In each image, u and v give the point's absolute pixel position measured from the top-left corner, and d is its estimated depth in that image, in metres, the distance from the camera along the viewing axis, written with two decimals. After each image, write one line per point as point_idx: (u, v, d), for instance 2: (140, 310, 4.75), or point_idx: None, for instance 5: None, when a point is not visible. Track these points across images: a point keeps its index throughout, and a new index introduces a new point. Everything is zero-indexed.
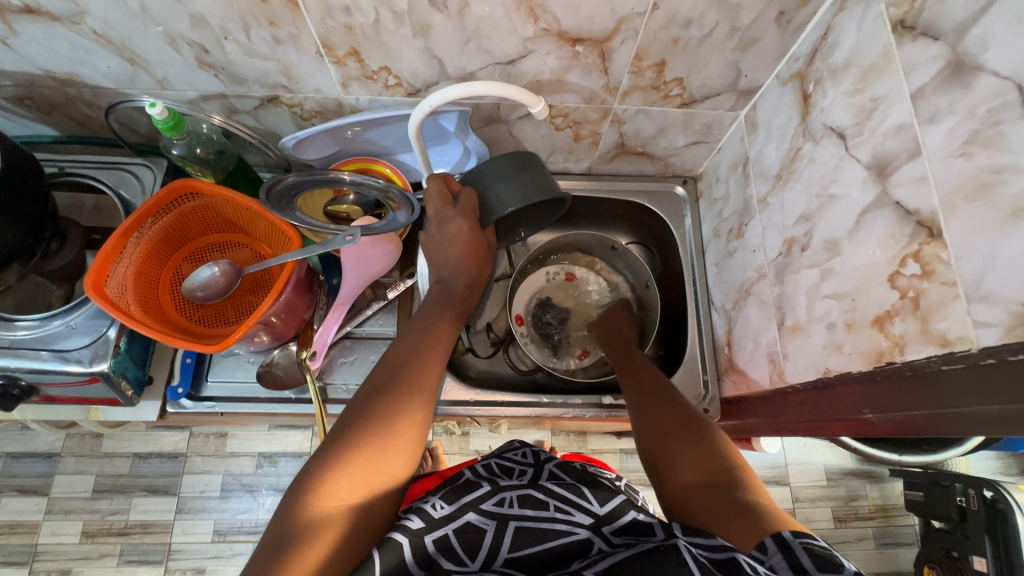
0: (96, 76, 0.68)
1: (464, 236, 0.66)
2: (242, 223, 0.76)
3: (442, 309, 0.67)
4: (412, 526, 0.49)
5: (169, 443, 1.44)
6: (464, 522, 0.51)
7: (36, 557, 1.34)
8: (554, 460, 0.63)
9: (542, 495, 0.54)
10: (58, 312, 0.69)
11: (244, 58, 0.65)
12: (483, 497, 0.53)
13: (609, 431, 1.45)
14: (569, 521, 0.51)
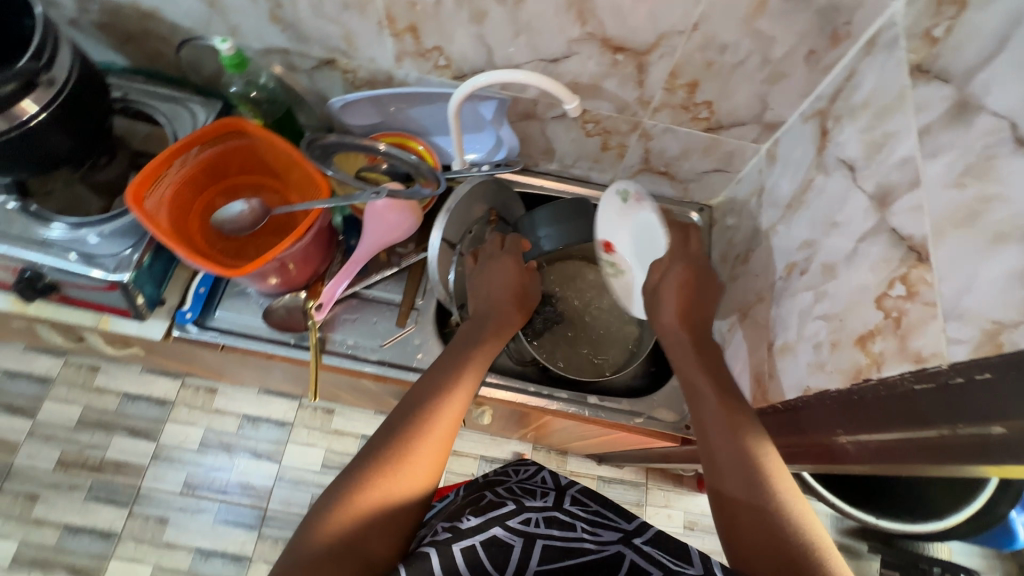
0: (175, 14, 0.74)
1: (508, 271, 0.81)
2: (278, 170, 0.80)
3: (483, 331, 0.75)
4: (444, 537, 0.54)
5: (160, 388, 1.46)
6: (492, 535, 0.56)
7: (8, 476, 1.36)
8: (574, 487, 0.70)
9: (566, 518, 0.61)
10: (90, 223, 0.74)
11: (311, 17, 0.71)
12: (509, 515, 0.59)
13: (591, 452, 1.45)
14: (598, 541, 0.57)
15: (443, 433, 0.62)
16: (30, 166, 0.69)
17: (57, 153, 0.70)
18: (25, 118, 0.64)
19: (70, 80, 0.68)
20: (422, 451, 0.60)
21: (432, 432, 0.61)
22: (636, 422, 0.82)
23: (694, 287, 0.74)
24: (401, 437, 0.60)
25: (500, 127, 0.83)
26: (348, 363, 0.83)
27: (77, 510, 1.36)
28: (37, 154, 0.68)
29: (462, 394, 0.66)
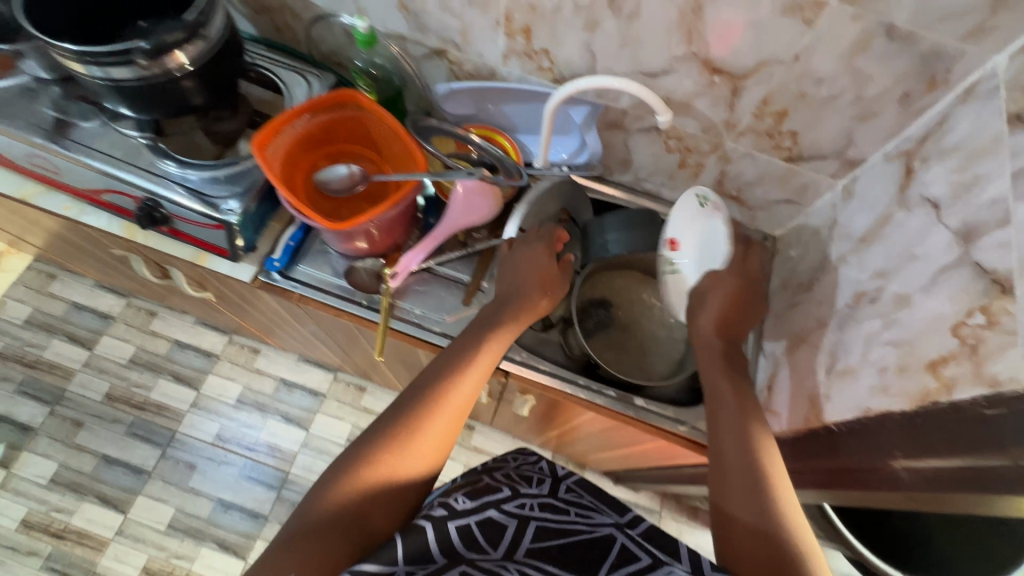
0: None
1: (527, 256, 0.81)
2: (377, 142, 0.86)
3: (498, 317, 0.77)
4: (438, 513, 0.57)
5: (208, 342, 1.75)
6: (486, 516, 0.59)
7: (60, 400, 1.65)
8: (573, 477, 0.68)
9: (561, 504, 0.62)
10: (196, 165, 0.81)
11: (435, 9, 0.78)
12: (505, 499, 0.62)
13: (611, 468, 1.47)
14: (590, 524, 0.59)
15: (449, 417, 0.65)
16: (161, 109, 0.78)
17: (184, 103, 0.78)
18: (174, 67, 0.72)
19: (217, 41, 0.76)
20: (429, 432, 0.63)
21: (438, 416, 0.64)
22: (680, 429, 0.83)
23: (730, 310, 0.75)
24: (409, 417, 0.63)
25: (587, 132, 0.87)
26: (413, 331, 0.87)
27: (120, 441, 1.62)
28: (170, 101, 0.77)
29: (474, 380, 0.69)
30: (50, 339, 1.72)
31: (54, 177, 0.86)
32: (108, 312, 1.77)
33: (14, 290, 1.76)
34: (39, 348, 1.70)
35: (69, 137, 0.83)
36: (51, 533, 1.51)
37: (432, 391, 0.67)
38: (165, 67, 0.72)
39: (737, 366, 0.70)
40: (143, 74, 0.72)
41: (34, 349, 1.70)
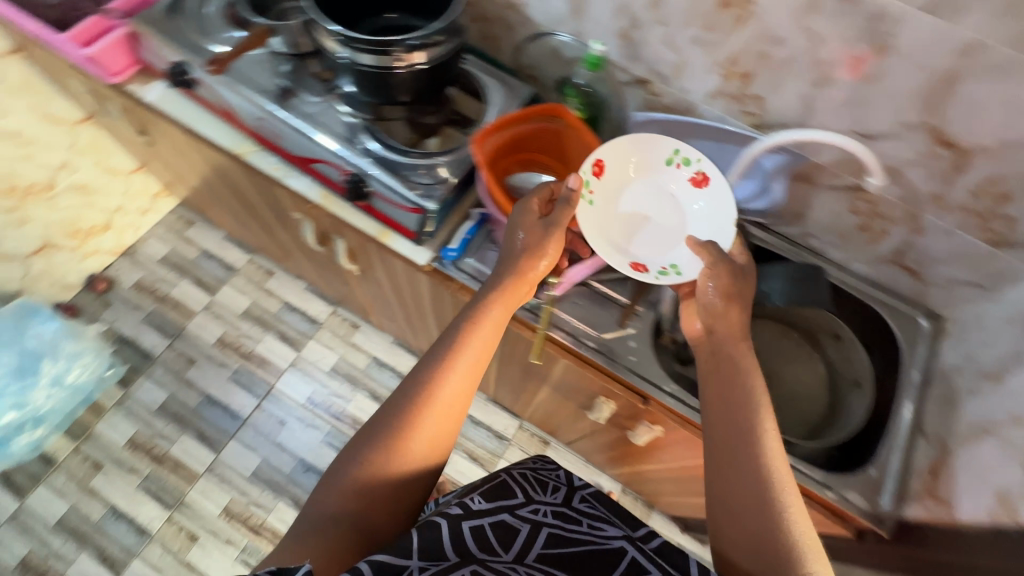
0: (536, 12, 0.89)
1: (525, 223, 0.80)
2: (569, 156, 0.89)
3: (496, 288, 0.78)
4: (454, 512, 0.68)
5: (314, 309, 1.85)
6: (500, 519, 0.69)
7: (179, 337, 1.78)
8: (586, 489, 0.79)
9: (573, 514, 0.73)
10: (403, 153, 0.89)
11: (657, 43, 0.81)
12: (518, 506, 0.72)
13: (687, 517, 1.44)
14: (604, 536, 0.69)
15: (441, 410, 0.69)
16: (383, 99, 0.86)
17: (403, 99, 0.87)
18: (410, 63, 0.80)
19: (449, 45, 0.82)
20: (425, 433, 0.67)
21: (433, 417, 0.68)
22: (828, 496, 0.79)
23: (734, 297, 0.75)
24: (402, 418, 0.67)
25: (773, 180, 0.88)
26: (568, 340, 0.90)
27: (223, 384, 1.73)
28: (391, 94, 0.85)
29: (468, 369, 0.72)
30: (180, 279, 1.86)
31: (274, 139, 0.95)
32: (233, 264, 1.91)
33: (157, 228, 1.93)
34: (169, 285, 1.85)
35: (292, 105, 0.93)
36: (151, 457, 1.62)
37: (421, 387, 0.70)
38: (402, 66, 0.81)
39: (740, 373, 0.70)
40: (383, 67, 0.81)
41: (164, 285, 1.85)
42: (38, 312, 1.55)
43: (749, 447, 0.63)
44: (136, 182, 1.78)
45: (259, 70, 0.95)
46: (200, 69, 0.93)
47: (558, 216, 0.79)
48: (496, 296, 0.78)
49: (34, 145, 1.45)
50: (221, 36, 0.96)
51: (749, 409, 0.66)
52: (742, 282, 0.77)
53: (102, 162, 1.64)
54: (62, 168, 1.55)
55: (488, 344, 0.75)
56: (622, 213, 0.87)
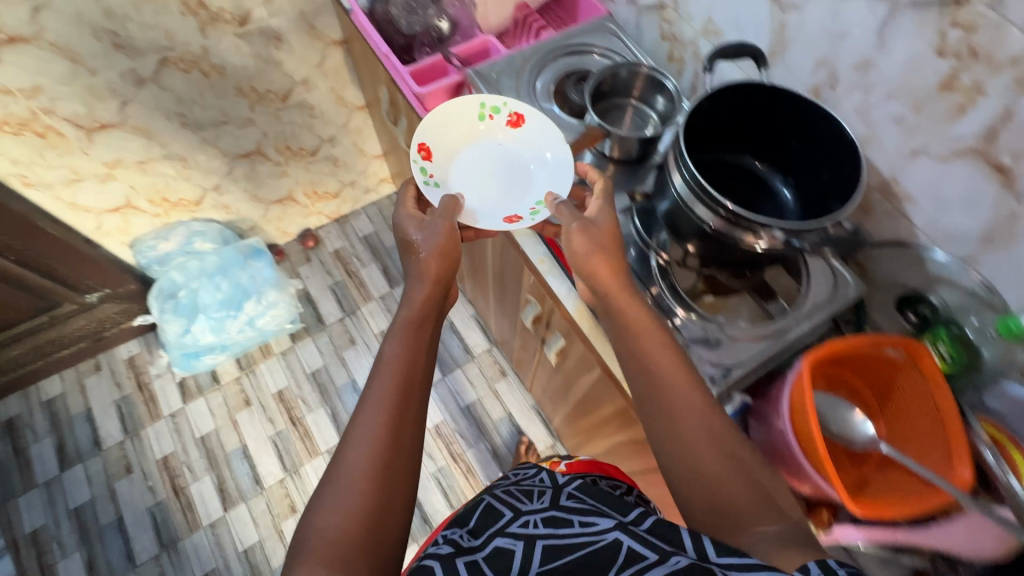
0: (919, 213, 0.72)
1: (417, 220, 0.81)
2: (903, 402, 0.69)
3: (416, 280, 0.75)
4: (446, 551, 0.57)
5: (472, 339, 1.85)
6: (493, 547, 0.58)
7: (351, 314, 1.87)
8: (573, 486, 0.67)
9: (563, 514, 0.61)
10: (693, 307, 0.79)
11: None
12: (509, 523, 0.62)
13: None
14: (596, 527, 0.57)
15: (390, 397, 0.62)
16: (693, 248, 0.77)
17: (717, 258, 0.76)
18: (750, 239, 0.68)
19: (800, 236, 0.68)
20: (371, 438, 0.59)
21: (369, 419, 0.61)
22: None
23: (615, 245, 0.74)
24: (337, 462, 0.58)
25: None
26: None
27: (368, 374, 1.79)
28: (706, 250, 0.76)
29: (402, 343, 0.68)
30: (371, 262, 1.97)
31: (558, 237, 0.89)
32: None
33: (369, 207, 2.06)
34: (360, 263, 1.96)
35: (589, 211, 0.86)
36: (289, 416, 1.72)
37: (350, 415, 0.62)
38: (742, 234, 0.69)
39: (650, 374, 0.65)
40: (711, 222, 0.71)
41: (357, 261, 1.97)
42: (260, 252, 1.70)
43: (683, 436, 0.59)
44: (373, 165, 1.91)
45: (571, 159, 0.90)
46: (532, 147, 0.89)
47: (447, 211, 0.81)
48: (420, 283, 0.75)
49: (319, 118, 1.59)
50: (539, 105, 0.94)
51: (668, 399, 0.62)
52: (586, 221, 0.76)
53: (358, 143, 1.77)
54: (328, 141, 1.69)
55: (414, 313, 0.72)
56: (501, 195, 0.88)
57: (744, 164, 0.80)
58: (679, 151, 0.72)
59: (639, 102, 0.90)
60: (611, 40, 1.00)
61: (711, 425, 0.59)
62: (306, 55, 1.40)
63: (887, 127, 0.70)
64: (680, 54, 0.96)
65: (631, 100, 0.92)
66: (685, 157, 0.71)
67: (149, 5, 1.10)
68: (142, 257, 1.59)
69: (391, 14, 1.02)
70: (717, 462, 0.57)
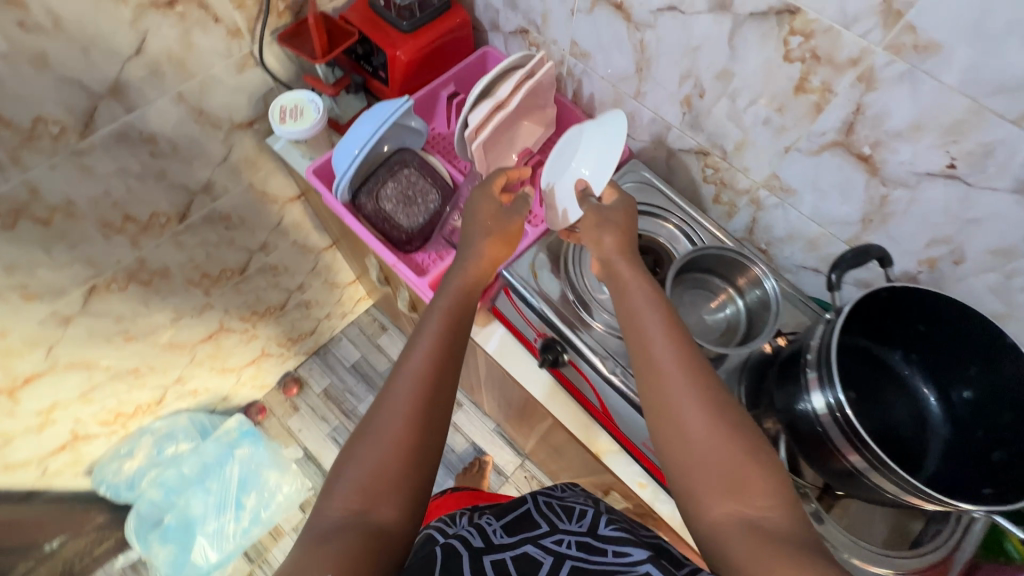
0: None
1: (494, 208, 0.74)
2: None
3: (480, 241, 0.71)
4: (476, 544, 0.56)
5: (501, 457, 1.68)
6: (523, 551, 0.55)
7: None
8: (613, 518, 0.61)
9: (602, 542, 0.55)
10: (847, 544, 0.68)
11: None
12: (543, 536, 0.58)
13: None
14: (625, 556, 0.51)
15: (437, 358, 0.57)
16: (834, 483, 0.66)
17: (863, 497, 0.65)
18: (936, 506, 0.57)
19: (991, 490, 0.59)
20: (402, 405, 0.53)
21: (406, 369, 0.56)
22: None
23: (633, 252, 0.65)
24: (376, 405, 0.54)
25: None
26: None
27: None
28: (856, 493, 0.64)
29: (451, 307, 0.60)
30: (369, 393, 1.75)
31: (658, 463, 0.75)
32: None
33: (350, 329, 1.80)
34: (355, 399, 1.67)
35: None
36: None
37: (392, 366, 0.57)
38: (908, 493, 0.58)
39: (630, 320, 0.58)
40: (873, 474, 0.60)
41: (351, 397, 1.67)
42: (249, 433, 1.50)
43: (667, 383, 0.52)
44: (348, 291, 1.65)
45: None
46: (616, 367, 0.73)
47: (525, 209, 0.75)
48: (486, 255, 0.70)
49: (284, 273, 1.36)
50: (595, 293, 0.79)
51: (649, 347, 0.55)
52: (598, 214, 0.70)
53: (330, 278, 1.54)
54: (298, 288, 1.46)
55: (472, 289, 0.68)
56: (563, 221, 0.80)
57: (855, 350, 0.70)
58: (826, 370, 0.60)
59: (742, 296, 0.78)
60: (647, 190, 0.88)
61: (689, 370, 0.53)
62: (261, 222, 1.17)
63: None
64: (730, 199, 0.84)
65: (726, 288, 0.80)
66: (837, 377, 0.60)
67: (61, 244, 0.86)
68: (104, 483, 1.33)
69: (385, 210, 0.84)
70: (705, 416, 0.50)
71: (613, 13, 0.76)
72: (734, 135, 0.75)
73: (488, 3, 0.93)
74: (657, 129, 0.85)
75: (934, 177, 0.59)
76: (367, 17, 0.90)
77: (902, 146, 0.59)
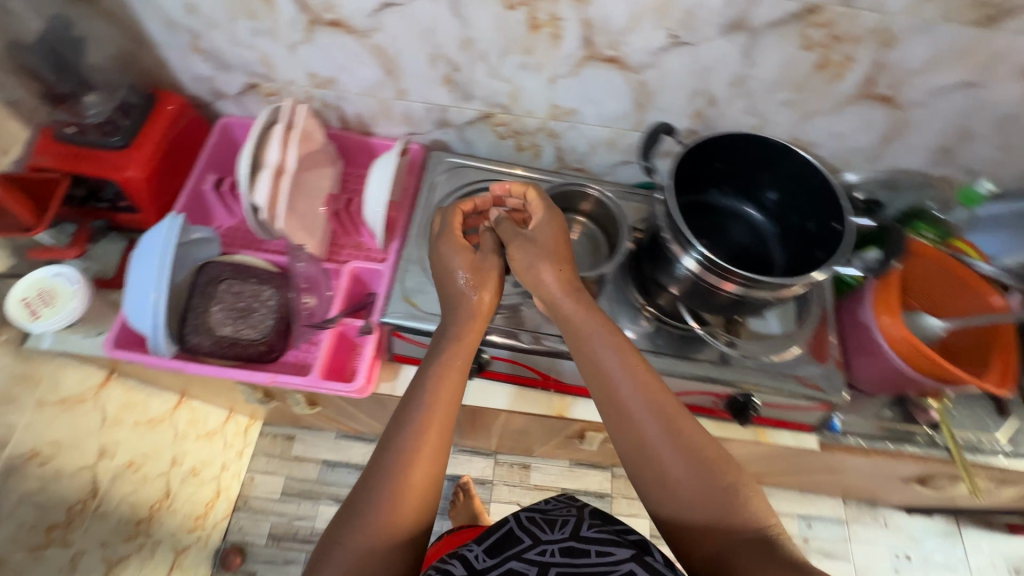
0: (826, 150, 0.82)
1: (471, 259, 0.67)
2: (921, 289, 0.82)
3: (470, 295, 0.65)
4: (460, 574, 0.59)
5: (476, 468, 1.64)
6: (506, 568, 0.60)
7: None
8: (592, 510, 0.66)
9: (583, 545, 0.61)
10: (759, 348, 0.79)
11: (983, 149, 0.79)
12: (525, 549, 0.62)
13: (930, 505, 1.51)
14: (610, 560, 0.58)
15: (431, 453, 0.55)
16: (732, 313, 0.76)
17: (756, 311, 0.76)
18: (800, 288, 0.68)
19: (823, 251, 0.71)
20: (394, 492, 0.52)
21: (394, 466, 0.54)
22: None
23: (576, 284, 0.65)
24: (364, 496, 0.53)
25: None
26: (981, 458, 0.86)
27: None
28: (752, 308, 0.74)
29: (433, 407, 0.57)
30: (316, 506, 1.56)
31: None
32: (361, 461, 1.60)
33: (257, 461, 1.49)
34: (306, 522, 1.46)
35: None
36: None
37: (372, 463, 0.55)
38: (781, 288, 0.68)
39: (597, 368, 0.59)
40: (753, 291, 0.69)
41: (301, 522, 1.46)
42: None
43: (641, 428, 0.55)
44: (230, 426, 1.39)
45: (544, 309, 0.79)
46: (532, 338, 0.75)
47: (489, 246, 0.69)
48: (469, 327, 0.64)
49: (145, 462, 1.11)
50: None
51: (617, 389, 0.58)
52: (523, 237, 0.67)
53: (200, 429, 1.26)
54: (174, 463, 1.17)
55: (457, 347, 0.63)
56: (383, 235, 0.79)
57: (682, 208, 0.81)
58: (679, 234, 0.69)
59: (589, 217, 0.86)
60: (462, 172, 0.89)
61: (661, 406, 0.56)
62: (80, 429, 0.94)
63: (779, 110, 0.76)
64: (531, 141, 0.89)
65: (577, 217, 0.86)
66: (690, 236, 0.68)
67: None
68: None
69: (228, 336, 0.75)
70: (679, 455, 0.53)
71: (334, 31, 0.73)
72: (505, 88, 0.78)
73: (197, 74, 0.83)
74: (437, 114, 0.86)
75: (666, 52, 0.69)
76: (63, 153, 0.75)
77: (634, 38, 0.68)
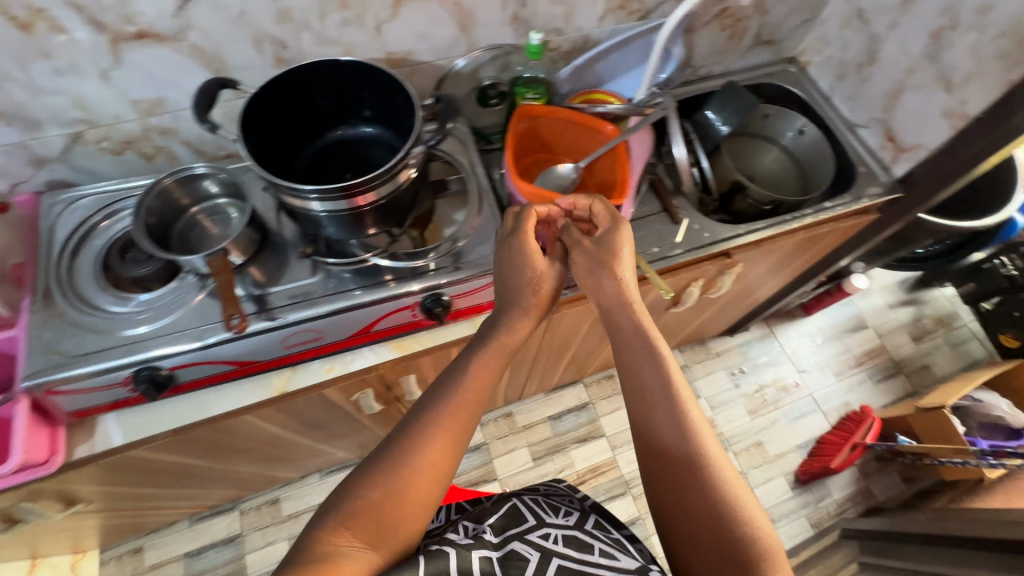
0: (426, 52, 0.87)
1: (541, 262, 0.69)
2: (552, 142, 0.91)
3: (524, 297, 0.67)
4: (466, 539, 0.56)
5: None
6: (509, 549, 0.57)
7: None
8: (596, 515, 0.67)
9: (587, 540, 0.61)
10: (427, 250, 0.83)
11: (545, 6, 0.87)
12: (530, 530, 0.60)
13: (735, 320, 1.72)
14: (615, 568, 0.57)
15: (452, 443, 0.56)
16: (386, 223, 0.78)
17: (403, 210, 0.78)
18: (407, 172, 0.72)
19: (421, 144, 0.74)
20: (412, 463, 0.53)
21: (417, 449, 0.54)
22: (862, 202, 1.06)
23: (633, 296, 0.68)
24: (379, 465, 0.53)
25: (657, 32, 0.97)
26: (670, 260, 0.98)
27: None
28: (394, 210, 0.76)
29: (461, 407, 0.57)
30: None
31: (315, 343, 0.82)
32: None
33: None
34: None
35: (276, 307, 0.77)
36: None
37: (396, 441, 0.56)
38: (392, 180, 0.71)
39: (639, 384, 0.61)
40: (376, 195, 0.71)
41: None
42: None
43: (671, 443, 0.57)
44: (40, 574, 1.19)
45: (207, 300, 0.77)
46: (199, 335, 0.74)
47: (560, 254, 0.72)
48: (520, 323, 0.66)
49: None
50: (119, 311, 0.75)
51: (652, 400, 0.60)
52: (589, 243, 0.71)
53: None
54: None
55: (495, 361, 0.63)
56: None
57: (312, 151, 0.82)
58: (279, 188, 0.67)
59: (218, 195, 0.81)
60: (88, 204, 0.84)
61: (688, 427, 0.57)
62: None
63: (347, 31, 0.79)
64: (152, 145, 0.84)
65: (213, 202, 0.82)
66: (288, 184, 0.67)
67: None
68: None
69: None
70: (704, 488, 0.55)
71: None
72: (64, 101, 0.73)
73: None
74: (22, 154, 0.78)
75: (186, 10, 0.68)
76: None
77: (141, 6, 0.66)
